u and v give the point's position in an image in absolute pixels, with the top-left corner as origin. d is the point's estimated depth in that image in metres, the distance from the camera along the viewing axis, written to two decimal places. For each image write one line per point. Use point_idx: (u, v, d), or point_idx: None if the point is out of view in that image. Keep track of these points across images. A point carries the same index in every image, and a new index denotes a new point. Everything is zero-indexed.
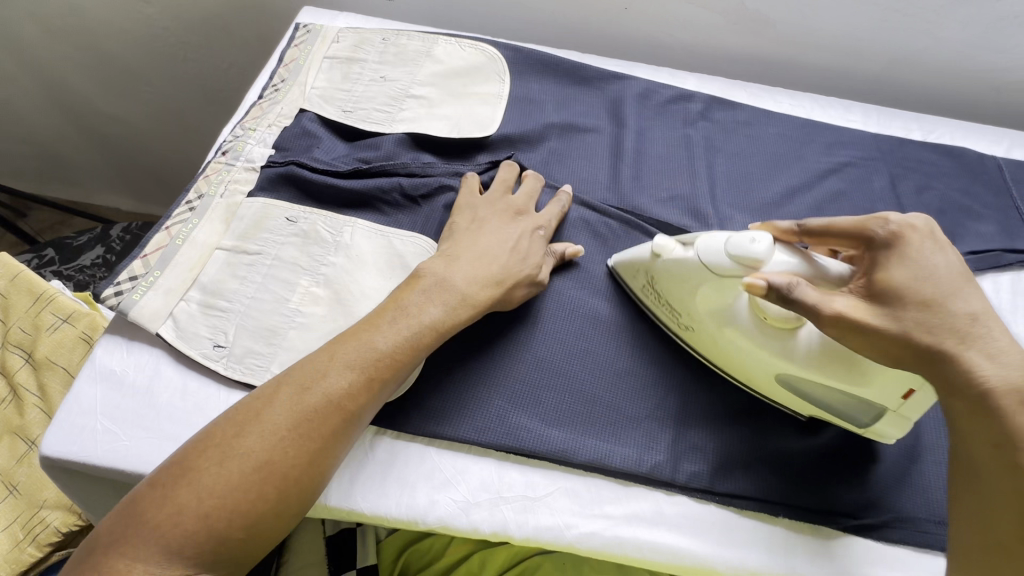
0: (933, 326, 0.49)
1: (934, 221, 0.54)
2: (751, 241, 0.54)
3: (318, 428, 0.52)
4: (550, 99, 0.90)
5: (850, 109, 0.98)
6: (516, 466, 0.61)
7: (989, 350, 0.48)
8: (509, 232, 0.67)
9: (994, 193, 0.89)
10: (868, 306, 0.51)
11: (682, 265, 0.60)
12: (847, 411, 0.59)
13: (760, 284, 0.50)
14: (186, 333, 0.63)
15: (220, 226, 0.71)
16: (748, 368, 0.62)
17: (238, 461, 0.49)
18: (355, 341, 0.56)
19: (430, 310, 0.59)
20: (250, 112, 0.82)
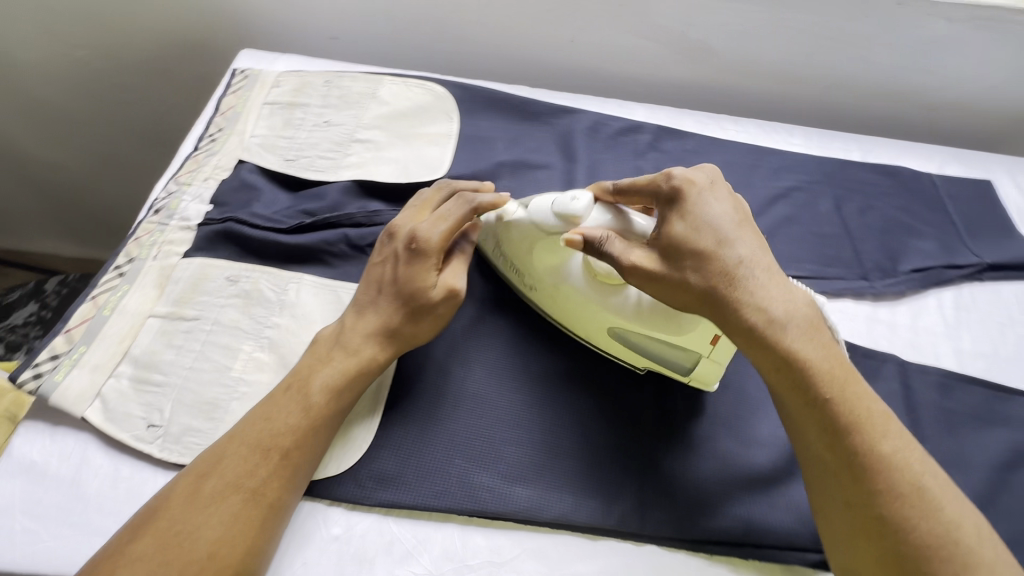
0: (714, 272, 0.55)
1: (711, 173, 0.61)
2: (573, 199, 0.61)
3: (215, 516, 0.50)
4: (499, 137, 0.90)
5: (793, 133, 1.01)
6: (481, 530, 0.58)
7: (760, 285, 0.55)
8: (382, 264, 0.63)
9: (932, 210, 0.92)
10: (661, 261, 0.56)
11: (519, 226, 0.66)
12: (671, 358, 0.65)
13: (576, 240, 0.58)
14: (116, 414, 0.58)
15: (152, 292, 0.66)
16: (584, 323, 0.66)
17: (129, 571, 0.46)
18: (250, 420, 0.55)
19: (325, 375, 0.58)
20: (185, 165, 0.78)
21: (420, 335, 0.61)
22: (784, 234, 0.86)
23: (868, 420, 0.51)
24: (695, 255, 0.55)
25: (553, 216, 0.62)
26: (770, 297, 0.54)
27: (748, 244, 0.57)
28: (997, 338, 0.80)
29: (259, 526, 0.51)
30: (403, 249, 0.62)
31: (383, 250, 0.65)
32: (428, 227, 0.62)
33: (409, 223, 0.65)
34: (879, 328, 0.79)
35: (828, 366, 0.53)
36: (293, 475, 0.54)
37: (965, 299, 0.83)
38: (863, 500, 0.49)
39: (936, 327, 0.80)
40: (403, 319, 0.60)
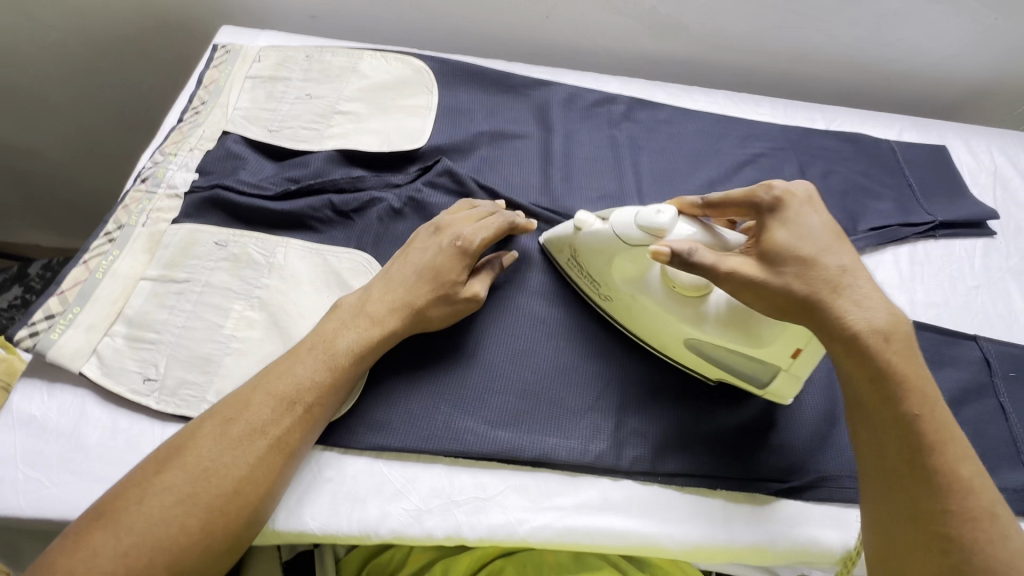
0: (814, 280, 0.53)
1: (813, 188, 0.58)
2: (656, 212, 0.59)
3: (240, 457, 0.53)
4: (478, 109, 0.92)
5: (760, 104, 1.06)
6: (466, 469, 0.62)
7: (864, 296, 0.52)
8: (421, 252, 0.66)
9: (890, 173, 0.98)
10: (759, 264, 0.55)
11: (599, 238, 0.64)
12: (751, 373, 0.64)
13: (664, 252, 0.56)
14: (112, 369, 0.61)
15: (143, 256, 0.68)
16: (656, 331, 0.66)
17: (158, 498, 0.50)
18: (278, 371, 0.57)
19: (350, 335, 0.60)
20: (170, 137, 0.80)
21: (437, 319, 0.64)
22: None
23: (952, 444, 0.50)
24: (797, 263, 0.53)
25: (636, 229, 0.60)
26: (868, 304, 0.52)
27: (851, 254, 0.55)
28: (948, 290, 0.86)
29: (280, 470, 0.54)
30: (446, 249, 0.65)
31: (425, 240, 0.67)
32: (470, 235, 0.66)
33: (455, 222, 0.68)
34: None
35: (920, 385, 0.51)
36: (314, 427, 0.57)
37: (919, 255, 0.89)
38: (935, 519, 0.48)
39: (892, 280, 0.85)
40: (429, 305, 0.63)
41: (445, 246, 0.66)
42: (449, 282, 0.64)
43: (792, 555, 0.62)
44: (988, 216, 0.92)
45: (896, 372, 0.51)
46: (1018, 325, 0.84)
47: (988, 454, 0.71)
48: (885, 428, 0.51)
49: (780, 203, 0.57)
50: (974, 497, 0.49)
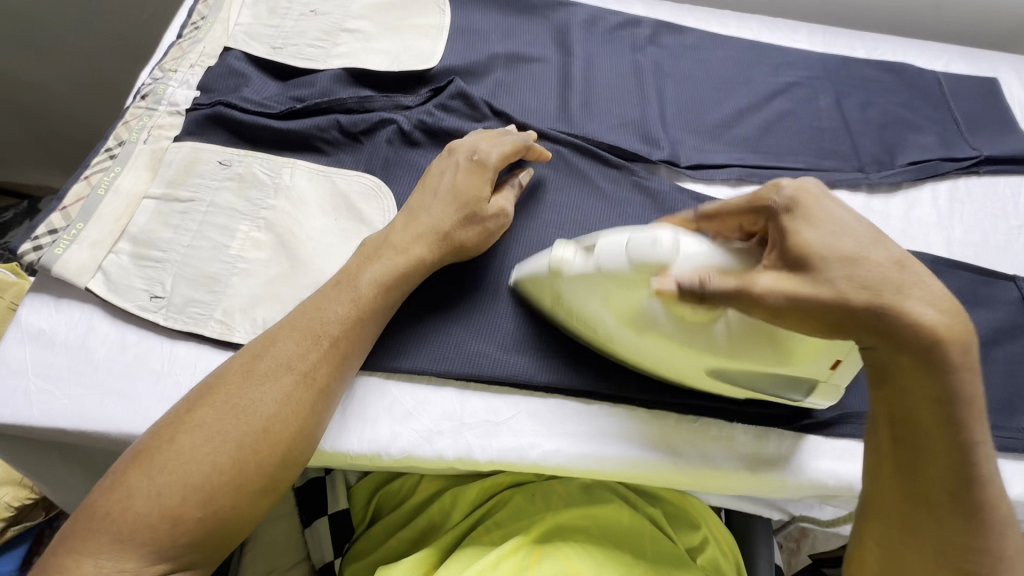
0: (871, 278, 0.45)
1: (825, 181, 0.52)
2: (652, 242, 0.51)
3: (269, 393, 0.51)
4: (493, 30, 0.87)
5: (797, 30, 0.98)
6: (478, 394, 0.61)
7: (924, 278, 0.45)
8: (440, 177, 0.64)
9: (934, 106, 0.91)
10: (793, 275, 0.47)
11: (586, 276, 0.54)
12: (787, 392, 0.59)
13: (670, 287, 0.49)
14: (118, 286, 0.59)
15: (145, 174, 0.66)
16: (674, 363, 0.57)
17: (189, 437, 0.48)
18: (305, 309, 0.56)
19: (374, 269, 0.58)
20: (169, 53, 0.76)
21: (468, 243, 0.62)
22: (782, 128, 0.85)
23: (993, 466, 0.47)
24: (840, 266, 0.45)
25: (631, 261, 0.51)
26: (938, 303, 0.45)
27: (895, 243, 0.48)
28: (987, 228, 0.81)
29: (310, 407, 0.52)
30: (466, 166, 0.63)
31: (442, 164, 0.65)
32: (487, 151, 0.65)
33: (470, 141, 0.66)
34: (872, 219, 0.80)
35: (976, 405, 0.46)
36: (343, 364, 0.55)
37: (959, 192, 0.83)
38: (942, 530, 0.47)
39: (929, 218, 0.81)
40: (459, 228, 0.61)
41: (462, 163, 0.64)
42: (476, 200, 0.62)
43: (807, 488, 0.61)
44: None
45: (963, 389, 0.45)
46: None
47: (1018, 394, 0.69)
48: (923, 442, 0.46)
49: (795, 203, 0.50)
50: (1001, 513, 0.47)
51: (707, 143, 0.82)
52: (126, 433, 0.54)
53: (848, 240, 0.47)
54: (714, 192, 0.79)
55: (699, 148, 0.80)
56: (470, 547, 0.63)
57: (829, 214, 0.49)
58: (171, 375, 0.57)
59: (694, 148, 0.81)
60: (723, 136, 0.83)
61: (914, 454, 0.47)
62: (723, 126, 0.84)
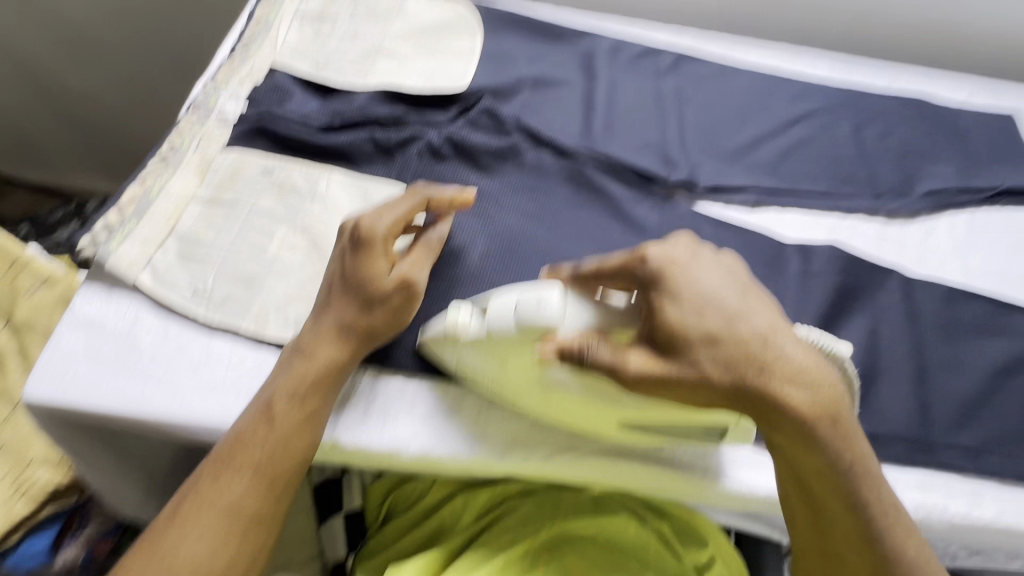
0: (734, 357, 0.48)
1: (683, 240, 0.54)
2: (536, 301, 0.51)
3: (274, 439, 0.54)
4: (522, 54, 0.91)
5: (817, 61, 1.01)
6: (496, 398, 0.63)
7: (790, 348, 0.49)
8: (334, 266, 0.60)
9: (953, 137, 0.92)
10: (660, 357, 0.49)
11: (482, 342, 0.54)
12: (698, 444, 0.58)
13: (551, 355, 0.49)
14: (165, 280, 0.64)
15: (194, 179, 0.71)
16: (587, 423, 0.58)
17: (205, 516, 0.51)
18: (287, 369, 0.56)
19: (320, 337, 0.57)
20: (221, 69, 0.81)
21: (371, 323, 0.58)
22: (800, 155, 0.88)
23: (895, 515, 0.52)
24: (704, 347, 0.48)
25: (514, 323, 0.51)
26: (806, 385, 0.48)
27: (765, 313, 0.51)
28: (1006, 259, 0.81)
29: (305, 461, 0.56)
30: (349, 250, 0.59)
31: (336, 248, 0.61)
32: (372, 222, 0.59)
33: (360, 215, 0.61)
34: (887, 246, 0.81)
35: (861, 464, 0.51)
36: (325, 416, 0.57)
37: (977, 222, 0.84)
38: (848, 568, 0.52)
39: (946, 247, 0.81)
40: (355, 308, 0.58)
41: (348, 247, 0.59)
42: (363, 281, 0.58)
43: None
44: None
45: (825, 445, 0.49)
46: None
47: None
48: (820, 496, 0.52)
49: (660, 271, 0.51)
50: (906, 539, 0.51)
51: (725, 167, 0.84)
52: (165, 418, 0.58)
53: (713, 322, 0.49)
54: (731, 215, 0.81)
55: (717, 172, 0.83)
56: (479, 550, 0.65)
57: (693, 284, 0.51)
58: (209, 366, 0.61)
59: (712, 172, 0.83)
60: (741, 161, 0.85)
61: (814, 503, 0.52)
62: (741, 151, 0.86)
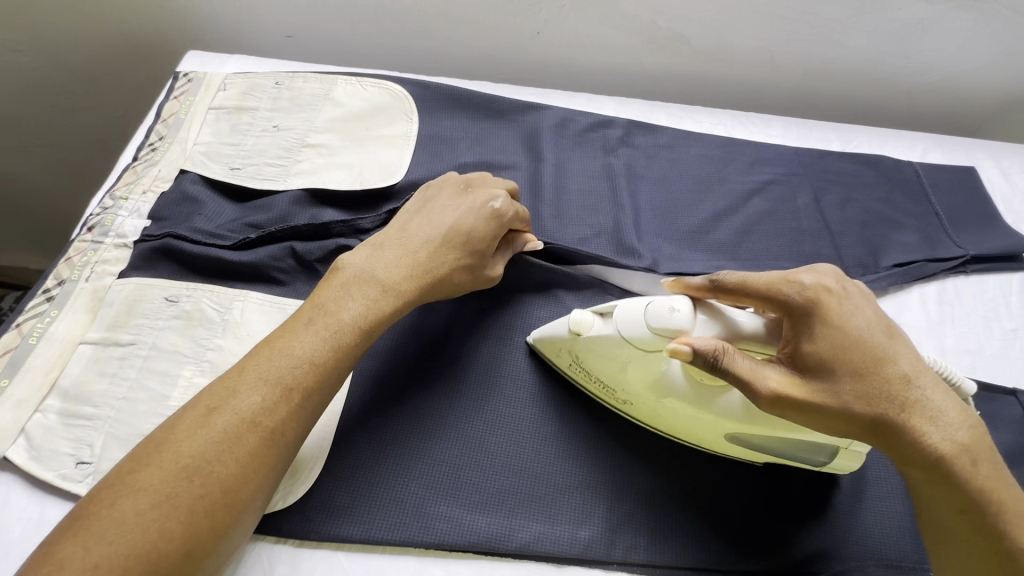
0: (883, 397, 0.47)
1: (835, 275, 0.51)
2: (671, 309, 0.50)
3: (227, 451, 0.45)
4: (462, 136, 0.85)
5: (770, 124, 0.97)
6: (438, 561, 0.55)
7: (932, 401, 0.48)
8: (454, 211, 0.62)
9: (914, 200, 0.89)
10: (804, 382, 0.47)
11: (605, 342, 0.55)
12: (806, 454, 0.57)
13: (685, 349, 0.47)
14: (42, 452, 0.54)
15: (84, 317, 0.62)
16: (695, 432, 0.58)
17: (137, 498, 0.42)
18: (270, 351, 0.50)
19: (355, 308, 0.54)
20: (122, 178, 0.73)
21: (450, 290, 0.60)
22: (760, 230, 0.83)
23: None
24: (851, 379, 0.47)
25: (647, 329, 0.52)
26: (944, 422, 0.47)
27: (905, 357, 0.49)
28: (982, 334, 0.77)
29: (271, 461, 0.47)
30: (483, 212, 0.62)
31: (459, 200, 0.63)
32: (508, 202, 0.63)
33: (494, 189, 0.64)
34: None
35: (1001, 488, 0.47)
36: (308, 414, 0.50)
37: (948, 293, 0.80)
38: None
39: (919, 324, 0.77)
40: (456, 270, 0.60)
41: (482, 207, 0.62)
42: (478, 253, 0.61)
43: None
44: None
45: (988, 499, 0.47)
46: None
47: None
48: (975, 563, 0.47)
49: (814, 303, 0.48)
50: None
51: (684, 251, 0.79)
52: None
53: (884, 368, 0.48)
54: None
55: (676, 258, 0.78)
56: None
57: (844, 319, 0.49)
58: None
59: (671, 258, 0.78)
60: (700, 242, 0.80)
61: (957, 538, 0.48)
62: (699, 231, 0.81)
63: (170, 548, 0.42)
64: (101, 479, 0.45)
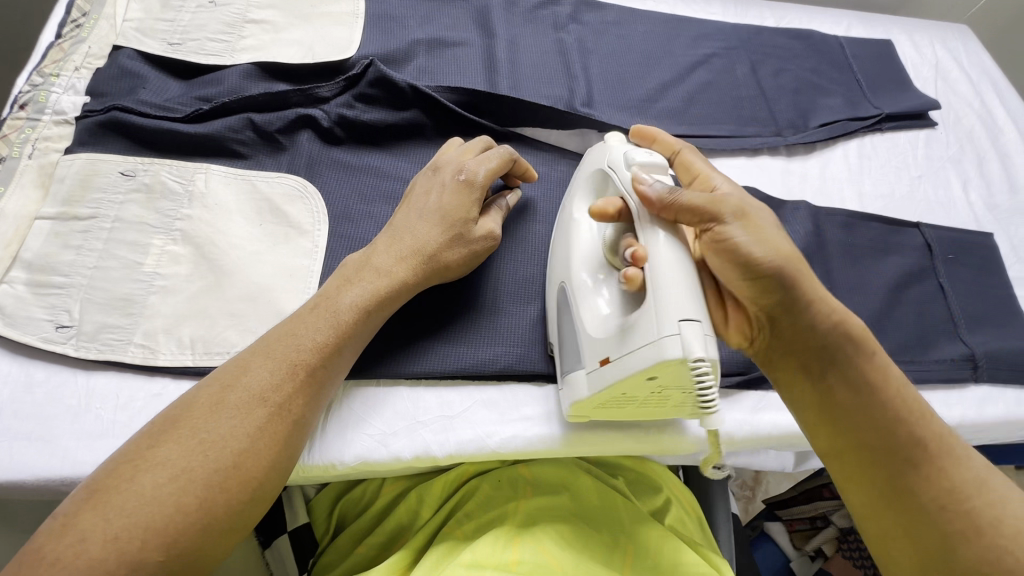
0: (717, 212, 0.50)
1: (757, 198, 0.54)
2: (647, 155, 0.53)
3: (239, 425, 0.46)
4: (411, 14, 0.83)
5: (710, 3, 1.01)
6: (430, 389, 0.60)
7: (755, 241, 0.50)
8: (425, 196, 0.59)
9: (839, 69, 0.96)
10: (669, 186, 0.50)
11: (594, 156, 0.59)
12: (577, 348, 0.57)
13: (639, 178, 0.50)
14: (17, 319, 0.55)
15: (35, 193, 0.60)
16: (553, 262, 0.62)
17: (154, 472, 0.43)
18: (278, 335, 0.51)
19: (354, 292, 0.54)
20: (48, 55, 0.68)
21: (456, 263, 0.58)
22: (705, 98, 0.88)
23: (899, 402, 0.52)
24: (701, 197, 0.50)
25: (621, 158, 0.54)
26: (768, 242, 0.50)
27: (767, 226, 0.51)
28: (892, 180, 0.87)
29: (283, 441, 0.48)
30: (451, 184, 0.59)
31: (427, 182, 0.60)
32: (476, 166, 0.60)
33: (456, 157, 0.61)
34: (792, 179, 0.85)
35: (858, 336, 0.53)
36: (317, 394, 0.51)
37: (866, 148, 0.89)
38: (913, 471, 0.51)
39: (841, 175, 0.86)
40: (447, 249, 0.57)
41: (448, 182, 0.59)
42: (462, 222, 0.58)
43: (737, 437, 0.64)
44: (931, 107, 0.93)
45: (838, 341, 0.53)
46: (956, 210, 0.87)
47: (930, 329, 0.75)
48: (881, 472, 0.52)
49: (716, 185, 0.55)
50: (980, 498, 0.49)
51: (635, 118, 0.83)
52: (46, 478, 0.50)
53: (763, 242, 0.50)
54: None
55: (629, 123, 0.81)
56: (443, 543, 0.59)
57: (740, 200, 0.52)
58: (92, 409, 0.53)
59: (624, 122, 0.81)
60: (650, 110, 0.84)
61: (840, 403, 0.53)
62: (649, 100, 0.85)
63: (189, 521, 0.42)
64: (117, 453, 0.46)
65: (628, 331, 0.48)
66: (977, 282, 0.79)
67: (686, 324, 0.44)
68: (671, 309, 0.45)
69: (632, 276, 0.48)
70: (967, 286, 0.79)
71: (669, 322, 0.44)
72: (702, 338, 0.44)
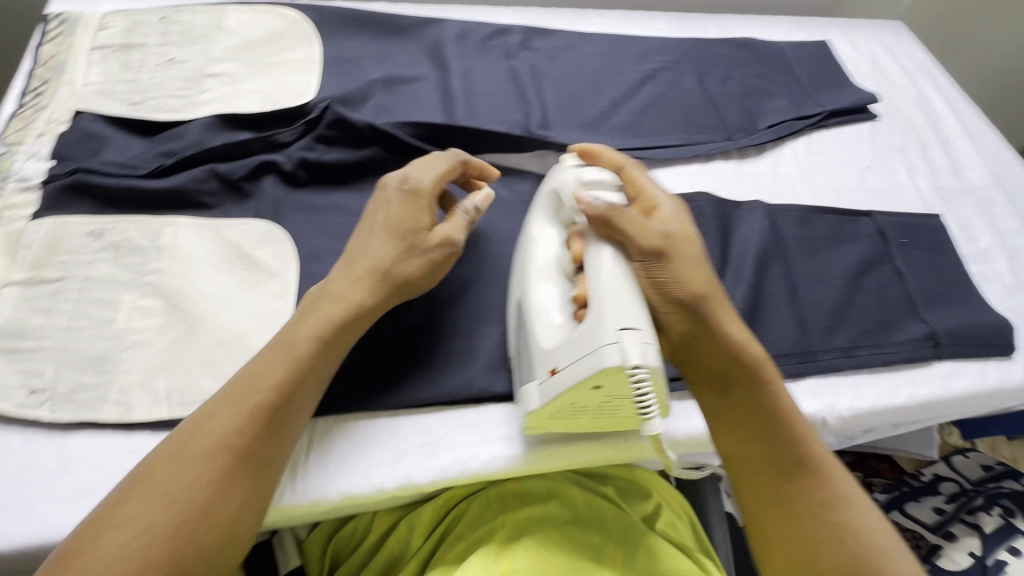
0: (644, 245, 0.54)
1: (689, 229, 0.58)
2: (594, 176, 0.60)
3: (204, 474, 0.46)
4: (367, 55, 0.86)
5: (654, 20, 1.06)
6: (410, 418, 0.61)
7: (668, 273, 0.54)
8: (374, 214, 0.60)
9: (782, 73, 1.01)
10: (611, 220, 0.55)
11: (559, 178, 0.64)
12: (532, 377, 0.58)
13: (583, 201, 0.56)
14: None
15: (4, 260, 0.61)
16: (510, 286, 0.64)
17: (120, 531, 0.43)
18: (239, 376, 0.52)
19: (312, 324, 0.55)
20: (11, 125, 0.70)
21: (413, 275, 0.59)
22: (656, 110, 0.92)
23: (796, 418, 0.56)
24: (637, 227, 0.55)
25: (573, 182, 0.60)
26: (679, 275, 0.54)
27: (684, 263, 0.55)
28: (842, 172, 0.91)
29: (251, 484, 0.48)
30: (394, 196, 0.60)
31: (375, 200, 0.62)
32: (415, 173, 0.61)
33: (399, 170, 0.62)
34: (746, 180, 0.88)
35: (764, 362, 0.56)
36: (284, 430, 0.51)
37: (814, 145, 0.94)
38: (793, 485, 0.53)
39: (793, 172, 0.90)
40: (401, 263, 0.59)
41: (391, 195, 0.60)
42: (410, 230, 0.59)
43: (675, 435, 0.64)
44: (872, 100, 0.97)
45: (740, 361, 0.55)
46: (905, 196, 0.91)
47: (891, 312, 0.77)
48: (753, 480, 0.54)
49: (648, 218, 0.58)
50: (846, 511, 0.52)
51: (591, 135, 0.86)
52: (25, 545, 0.50)
53: (683, 277, 0.54)
54: None
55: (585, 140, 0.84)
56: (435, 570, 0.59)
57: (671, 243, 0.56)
58: (70, 471, 0.53)
59: (580, 140, 0.84)
60: (603, 126, 0.88)
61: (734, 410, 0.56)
62: (602, 117, 0.89)
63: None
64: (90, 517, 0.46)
65: (579, 339, 0.51)
66: (932, 263, 0.83)
67: (624, 332, 0.48)
68: (611, 319, 0.48)
69: (579, 302, 0.55)
70: (923, 268, 0.82)
71: (608, 330, 0.48)
72: (640, 345, 0.48)
